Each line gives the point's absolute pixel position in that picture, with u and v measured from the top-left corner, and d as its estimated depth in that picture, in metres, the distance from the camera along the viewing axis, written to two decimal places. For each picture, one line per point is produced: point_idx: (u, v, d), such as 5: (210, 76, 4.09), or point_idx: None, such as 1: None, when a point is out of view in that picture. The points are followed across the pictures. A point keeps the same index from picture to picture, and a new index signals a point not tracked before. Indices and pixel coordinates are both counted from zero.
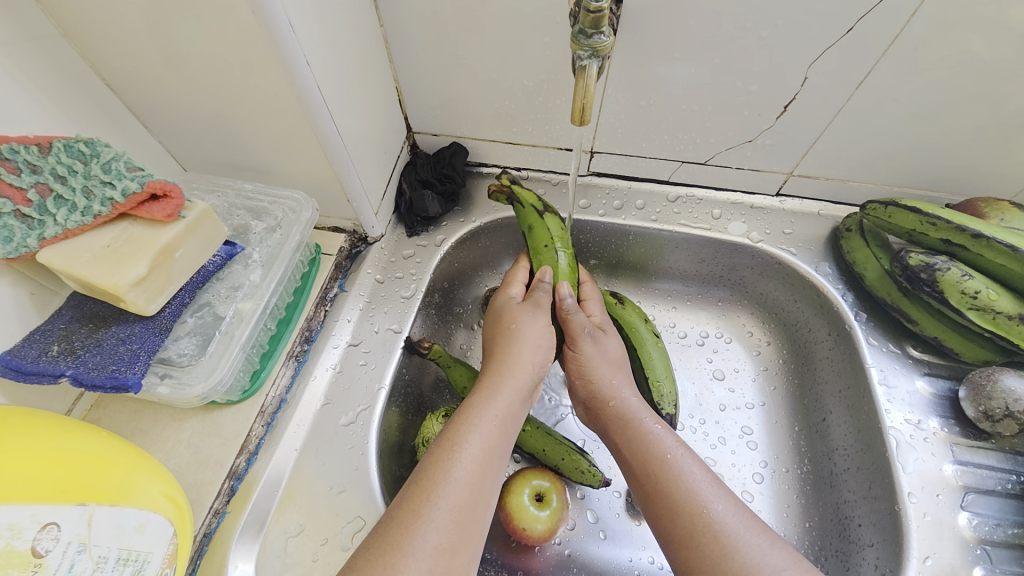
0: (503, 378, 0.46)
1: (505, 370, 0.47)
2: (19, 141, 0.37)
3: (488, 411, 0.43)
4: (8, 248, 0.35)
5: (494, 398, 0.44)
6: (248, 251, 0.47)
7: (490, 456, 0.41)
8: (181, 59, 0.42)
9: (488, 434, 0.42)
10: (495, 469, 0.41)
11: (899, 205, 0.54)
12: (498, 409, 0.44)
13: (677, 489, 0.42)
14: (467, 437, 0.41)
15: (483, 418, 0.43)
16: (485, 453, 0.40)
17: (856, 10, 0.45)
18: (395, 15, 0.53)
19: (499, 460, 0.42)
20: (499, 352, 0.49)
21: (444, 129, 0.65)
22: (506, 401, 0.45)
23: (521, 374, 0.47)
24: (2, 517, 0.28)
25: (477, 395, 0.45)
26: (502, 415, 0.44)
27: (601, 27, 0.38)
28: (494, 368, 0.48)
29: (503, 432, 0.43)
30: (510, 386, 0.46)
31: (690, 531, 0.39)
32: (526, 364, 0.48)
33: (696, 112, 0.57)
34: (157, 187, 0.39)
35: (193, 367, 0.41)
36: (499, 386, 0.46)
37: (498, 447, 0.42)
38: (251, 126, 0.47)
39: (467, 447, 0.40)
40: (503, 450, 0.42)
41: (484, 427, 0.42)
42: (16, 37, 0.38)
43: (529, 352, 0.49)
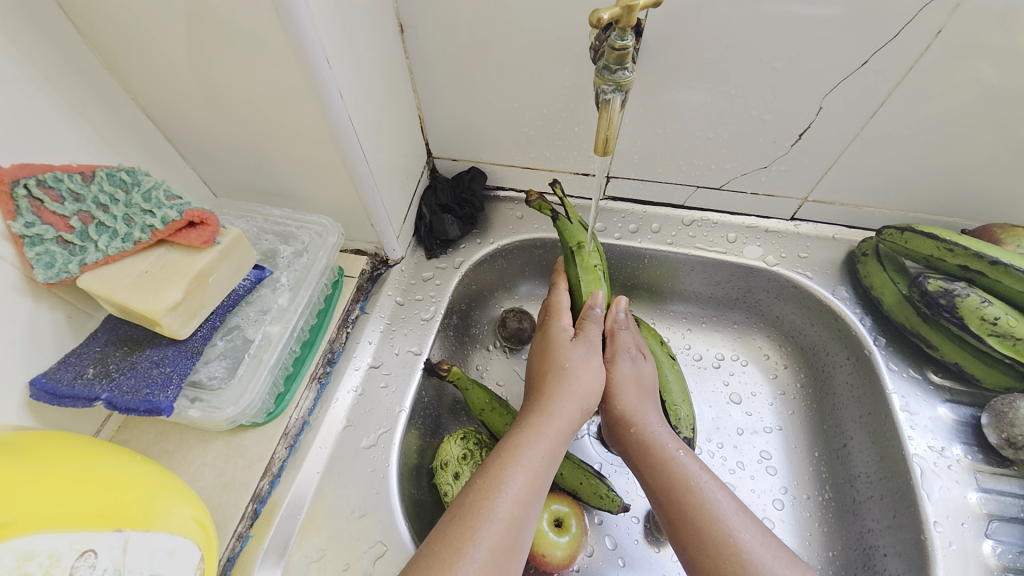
0: (542, 415, 0.47)
1: (542, 407, 0.47)
2: (64, 170, 0.39)
3: (529, 451, 0.43)
4: (51, 273, 0.37)
5: (529, 435, 0.45)
6: (275, 275, 0.48)
7: (530, 495, 0.41)
8: (220, 92, 0.44)
9: (526, 472, 0.42)
10: (535, 508, 0.41)
11: (915, 230, 0.54)
12: (537, 447, 0.44)
13: (702, 517, 0.42)
14: (506, 475, 0.41)
15: (525, 455, 0.43)
16: (523, 492, 0.41)
17: (870, 44, 0.47)
18: (420, 47, 0.55)
19: (537, 498, 0.42)
20: (540, 390, 0.49)
21: (463, 154, 0.67)
22: (546, 439, 0.45)
23: (564, 412, 0.47)
24: (43, 545, 0.28)
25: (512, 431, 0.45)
26: (540, 452, 0.44)
27: (626, 63, 0.38)
28: (535, 405, 0.48)
29: (539, 470, 0.43)
30: (550, 422, 0.46)
31: (717, 560, 0.39)
32: (558, 400, 0.48)
33: (711, 139, 0.58)
34: (196, 216, 0.40)
35: (222, 391, 0.41)
36: (537, 424, 0.46)
37: (540, 486, 0.42)
38: (281, 154, 0.49)
39: (508, 487, 0.40)
40: (544, 487, 0.43)
41: (525, 464, 0.42)
42: (64, 71, 0.40)
43: (564, 388, 0.48)
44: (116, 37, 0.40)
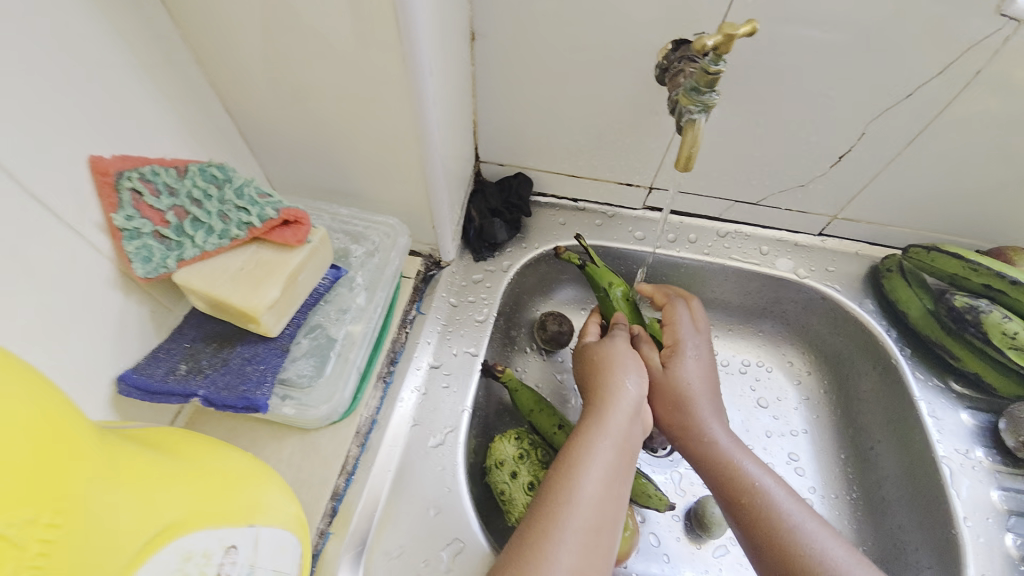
0: (612, 402, 0.47)
1: (612, 394, 0.48)
2: (160, 165, 0.38)
3: (608, 440, 0.45)
4: (149, 267, 0.37)
5: (604, 422, 0.46)
6: (351, 274, 0.48)
7: (609, 482, 0.43)
8: (310, 93, 0.44)
9: (604, 461, 0.43)
10: (616, 494, 0.43)
11: (941, 250, 0.60)
12: (612, 434, 0.45)
13: (767, 513, 0.45)
14: (586, 464, 0.43)
15: (603, 444, 0.44)
16: (603, 480, 0.42)
17: (916, 79, 0.51)
18: (489, 55, 0.56)
19: (617, 484, 0.43)
20: (603, 377, 0.50)
21: (512, 160, 0.69)
22: (621, 426, 0.46)
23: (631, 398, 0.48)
24: (199, 542, 0.27)
25: (586, 419, 0.47)
26: (616, 439, 0.45)
27: (715, 86, 0.41)
28: (603, 390, 0.48)
29: (617, 457, 0.44)
30: (623, 409, 0.47)
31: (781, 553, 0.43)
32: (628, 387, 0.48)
33: (756, 157, 0.62)
34: (291, 214, 0.41)
35: (312, 389, 0.42)
36: (610, 411, 0.47)
37: (620, 472, 0.44)
38: (356, 157, 0.49)
39: (589, 475, 0.42)
40: (623, 473, 0.44)
41: (600, 452, 0.44)
42: (161, 64, 0.39)
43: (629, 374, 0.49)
44: (214, 34, 0.40)
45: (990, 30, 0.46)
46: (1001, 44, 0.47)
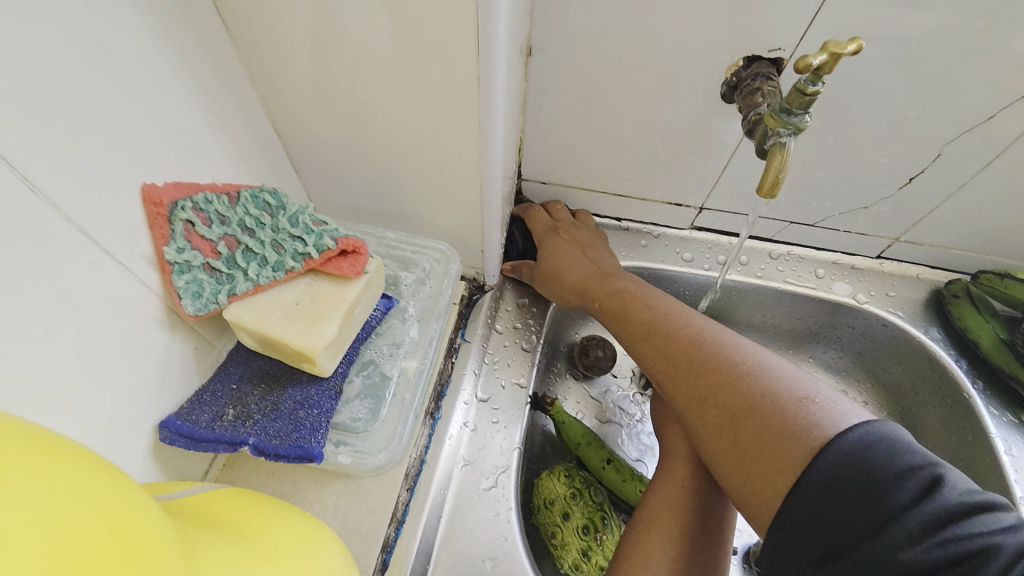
0: (671, 456, 0.49)
1: (666, 459, 0.49)
2: (212, 190, 0.35)
3: (670, 510, 0.45)
4: (198, 304, 0.34)
5: (666, 478, 0.47)
6: (402, 304, 0.45)
7: (687, 540, 0.43)
8: (367, 114, 0.41)
9: (673, 518, 0.44)
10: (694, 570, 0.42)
11: (1016, 278, 0.58)
12: (680, 487, 0.46)
13: (671, 346, 0.47)
14: (654, 523, 0.44)
15: (664, 515, 0.44)
16: (677, 539, 0.43)
17: (1004, 100, 0.48)
18: (543, 72, 0.54)
19: (698, 544, 0.43)
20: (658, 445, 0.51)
21: (556, 178, 0.66)
22: (678, 491, 0.46)
23: (688, 443, 0.49)
24: None
25: (653, 479, 0.48)
26: (689, 495, 0.45)
27: (810, 107, 0.38)
28: (663, 458, 0.49)
29: (693, 512, 0.44)
30: (678, 468, 0.47)
31: (725, 358, 0.43)
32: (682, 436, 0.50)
33: (819, 178, 0.59)
34: (350, 244, 0.37)
35: (367, 434, 0.39)
36: (671, 464, 0.48)
37: (698, 531, 0.44)
38: (408, 179, 0.46)
39: (653, 553, 0.42)
40: (698, 547, 0.43)
41: (671, 511, 0.45)
42: (215, 81, 0.37)
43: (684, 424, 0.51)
44: (272, 51, 0.37)
45: None
46: None
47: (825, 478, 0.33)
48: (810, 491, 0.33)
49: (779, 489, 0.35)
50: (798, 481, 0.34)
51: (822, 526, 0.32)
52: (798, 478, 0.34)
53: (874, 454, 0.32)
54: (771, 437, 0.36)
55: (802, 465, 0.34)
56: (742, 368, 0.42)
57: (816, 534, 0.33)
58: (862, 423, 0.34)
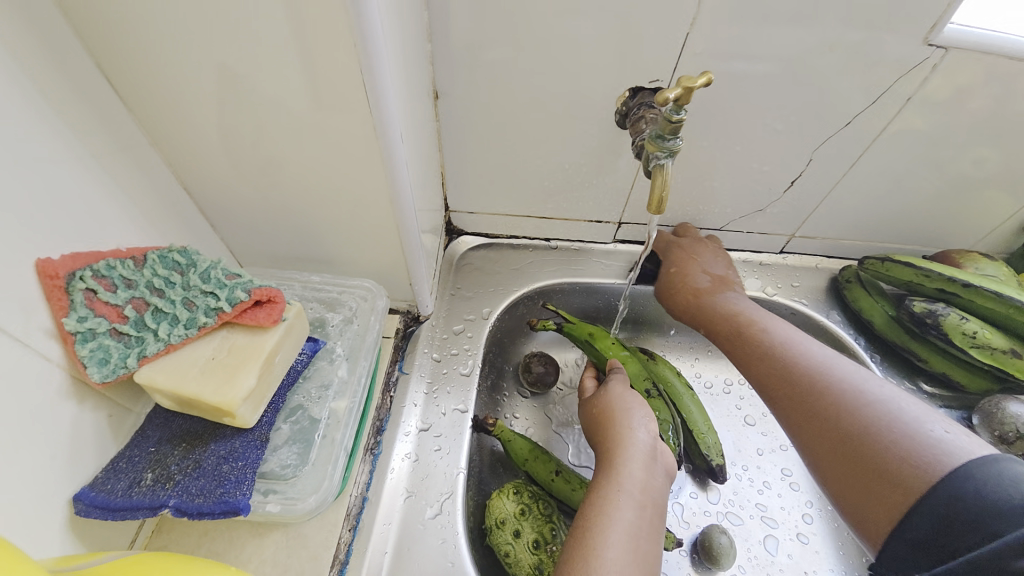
0: (620, 452, 0.46)
1: (617, 446, 0.47)
2: (114, 256, 0.36)
3: (622, 495, 0.43)
4: (106, 370, 0.34)
5: (616, 475, 0.44)
6: (330, 345, 0.46)
7: (638, 537, 0.40)
8: (276, 166, 0.43)
9: (626, 513, 0.41)
10: (647, 554, 0.39)
11: (895, 260, 0.63)
12: (635, 484, 0.43)
13: (799, 372, 0.51)
14: (603, 520, 0.41)
15: (620, 500, 0.42)
16: (630, 535, 0.40)
17: (851, 109, 0.55)
18: (453, 112, 0.57)
19: (649, 540, 0.41)
20: (606, 431, 0.49)
21: (481, 207, 0.69)
22: (635, 477, 0.44)
23: (637, 439, 0.47)
24: None
25: (599, 477, 0.45)
26: (639, 489, 0.43)
27: (678, 133, 0.43)
28: (609, 443, 0.48)
29: (642, 508, 0.42)
30: (635, 457, 0.46)
31: (853, 402, 0.46)
32: (635, 435, 0.47)
33: (716, 187, 0.65)
34: (264, 294, 0.38)
35: (297, 479, 0.39)
36: (620, 459, 0.46)
37: (647, 527, 0.41)
38: (326, 224, 0.48)
39: (607, 535, 0.39)
40: (651, 533, 0.41)
41: (623, 505, 0.42)
42: (114, 148, 0.37)
43: (633, 422, 0.49)
44: (173, 115, 0.39)
45: (916, 61, 0.50)
46: (926, 73, 0.51)
47: (935, 508, 0.36)
48: (915, 518, 0.37)
49: (892, 515, 0.39)
50: (908, 512, 0.38)
51: (925, 535, 0.36)
52: (913, 507, 0.38)
53: (989, 486, 0.34)
54: (903, 473, 0.39)
55: (913, 500, 0.38)
56: (864, 412, 0.45)
57: (928, 543, 0.36)
58: (980, 459, 0.37)
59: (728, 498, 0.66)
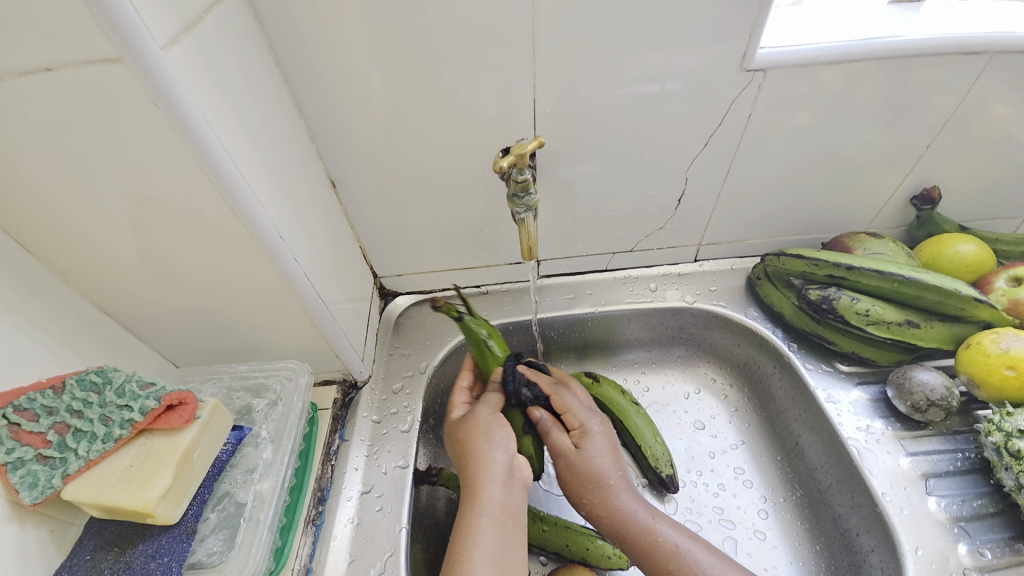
0: (482, 483, 0.52)
1: (478, 472, 0.52)
2: (34, 388, 0.39)
3: (487, 519, 0.49)
4: (35, 492, 0.37)
5: (478, 505, 0.50)
6: (255, 430, 0.50)
7: (501, 559, 0.47)
8: (183, 280, 0.47)
9: (492, 542, 0.48)
10: (509, 565, 0.48)
11: (789, 254, 0.67)
12: (495, 509, 0.50)
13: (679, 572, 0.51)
14: (469, 552, 0.47)
15: (482, 527, 0.49)
16: (494, 562, 0.47)
17: (706, 130, 0.61)
18: (354, 194, 0.63)
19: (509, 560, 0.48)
20: (468, 455, 0.54)
21: (406, 268, 0.74)
22: (495, 498, 0.51)
23: (495, 464, 0.53)
24: None
25: (465, 507, 0.51)
26: (501, 513, 0.50)
27: (530, 189, 0.49)
28: (473, 461, 0.53)
29: (506, 534, 0.49)
30: (495, 478, 0.52)
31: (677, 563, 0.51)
32: (491, 462, 0.53)
33: (613, 215, 0.70)
34: (174, 398, 0.43)
35: (225, 564, 0.42)
36: (484, 487, 0.51)
37: (504, 546, 0.48)
38: (242, 321, 0.52)
39: (476, 559, 0.47)
40: (512, 545, 0.49)
41: (490, 536, 0.48)
42: (26, 296, 0.42)
43: (491, 450, 0.53)
44: (79, 256, 0.43)
45: (742, 83, 0.56)
46: (756, 92, 0.57)
47: None
48: None
49: None
50: None
51: None
52: None
53: None
54: None
55: None
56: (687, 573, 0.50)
57: None
58: None
59: (685, 506, 0.65)
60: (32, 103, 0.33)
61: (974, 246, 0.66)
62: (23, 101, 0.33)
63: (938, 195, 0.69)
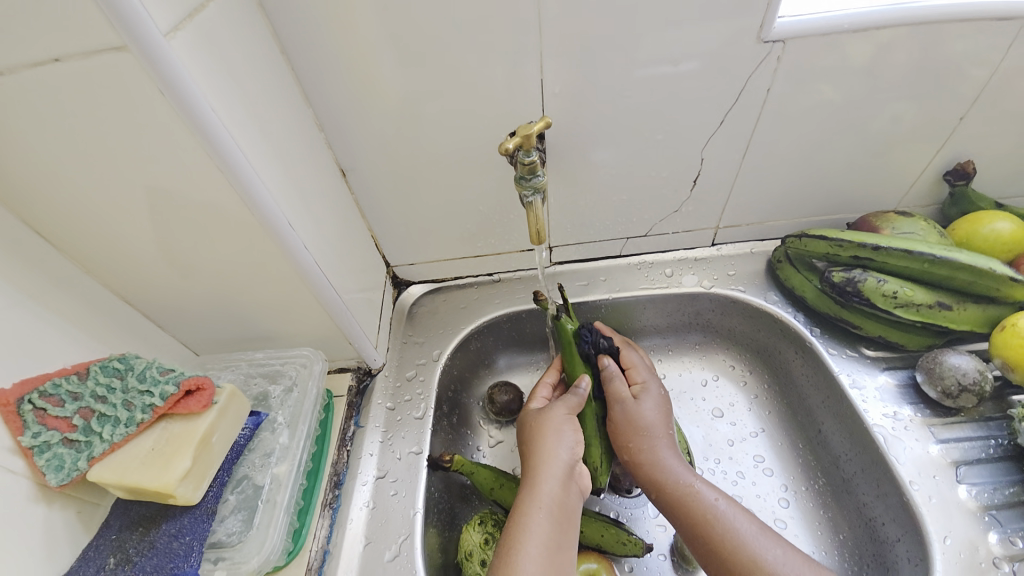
0: (540, 470, 0.51)
1: (540, 462, 0.52)
2: (60, 374, 0.41)
3: (541, 509, 0.49)
4: (61, 475, 0.39)
5: (536, 491, 0.50)
6: (272, 416, 0.51)
7: (552, 549, 0.47)
8: (198, 270, 0.48)
9: (544, 529, 0.47)
10: (563, 557, 0.47)
11: (810, 236, 0.63)
12: (553, 498, 0.49)
13: (737, 554, 0.48)
14: (524, 536, 0.47)
15: (536, 513, 0.48)
16: (546, 548, 0.46)
17: (722, 107, 0.58)
18: (364, 182, 0.63)
19: (562, 550, 0.47)
20: (533, 447, 0.54)
21: (418, 257, 0.74)
22: (553, 490, 0.50)
23: (554, 455, 0.52)
24: None
25: (522, 492, 0.51)
26: (557, 503, 0.49)
27: (536, 172, 0.48)
28: (536, 455, 0.53)
29: (559, 525, 0.48)
30: (553, 474, 0.51)
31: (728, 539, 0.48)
32: (552, 452, 0.52)
33: (626, 199, 0.68)
34: (192, 383, 0.44)
35: (243, 544, 0.44)
36: (542, 475, 0.51)
37: (558, 539, 0.47)
38: (258, 309, 0.53)
39: (528, 548, 0.46)
40: (565, 542, 0.48)
41: (541, 523, 0.48)
42: (48, 286, 0.43)
43: (553, 440, 0.53)
44: (97, 247, 0.45)
45: (760, 55, 0.54)
46: (775, 65, 0.55)
47: None
48: None
49: None
50: None
51: None
52: None
53: None
54: None
55: None
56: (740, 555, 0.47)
57: None
58: None
59: None
60: (44, 95, 0.34)
61: (1011, 223, 0.63)
62: (35, 93, 0.34)
63: (973, 169, 0.65)
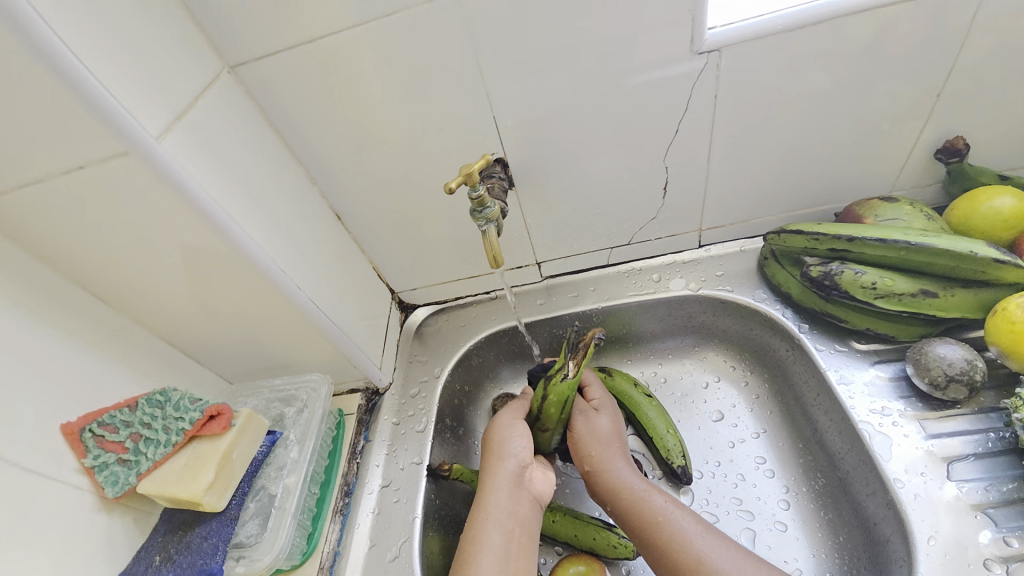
0: (490, 484, 0.57)
1: (490, 476, 0.58)
2: (114, 407, 0.51)
3: (491, 519, 0.54)
4: (117, 487, 0.49)
5: (486, 503, 0.55)
6: (285, 434, 0.59)
7: (502, 552, 0.52)
8: (220, 315, 0.58)
9: (493, 535, 0.53)
10: (515, 563, 0.52)
11: (788, 231, 0.63)
12: (502, 508, 0.55)
13: (682, 553, 0.50)
14: (474, 544, 0.52)
15: (486, 523, 0.54)
16: (495, 553, 0.51)
17: (674, 118, 0.60)
18: (359, 222, 0.71)
19: (512, 553, 0.52)
20: (485, 465, 0.60)
21: (418, 283, 0.81)
22: (502, 502, 0.55)
23: (504, 469, 0.58)
24: None
25: (477, 505, 0.56)
26: (506, 511, 0.55)
27: (486, 204, 0.55)
28: (485, 473, 0.58)
29: (508, 529, 0.54)
30: (502, 485, 0.57)
31: (669, 533, 0.52)
32: (501, 467, 0.58)
33: (601, 213, 0.71)
34: (213, 409, 0.53)
35: (259, 543, 0.52)
36: (493, 489, 0.56)
37: (508, 544, 0.52)
38: (271, 343, 0.62)
39: (482, 556, 0.51)
40: (519, 547, 0.53)
41: (490, 532, 0.53)
42: (105, 337, 0.54)
43: (503, 458, 0.59)
44: (139, 304, 0.55)
45: (698, 67, 0.56)
46: (716, 73, 0.56)
47: None
48: None
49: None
50: None
51: None
52: None
53: None
54: None
55: None
56: (679, 546, 0.51)
57: None
58: None
59: (701, 497, 0.64)
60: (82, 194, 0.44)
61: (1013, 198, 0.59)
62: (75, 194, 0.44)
63: (963, 145, 0.62)
